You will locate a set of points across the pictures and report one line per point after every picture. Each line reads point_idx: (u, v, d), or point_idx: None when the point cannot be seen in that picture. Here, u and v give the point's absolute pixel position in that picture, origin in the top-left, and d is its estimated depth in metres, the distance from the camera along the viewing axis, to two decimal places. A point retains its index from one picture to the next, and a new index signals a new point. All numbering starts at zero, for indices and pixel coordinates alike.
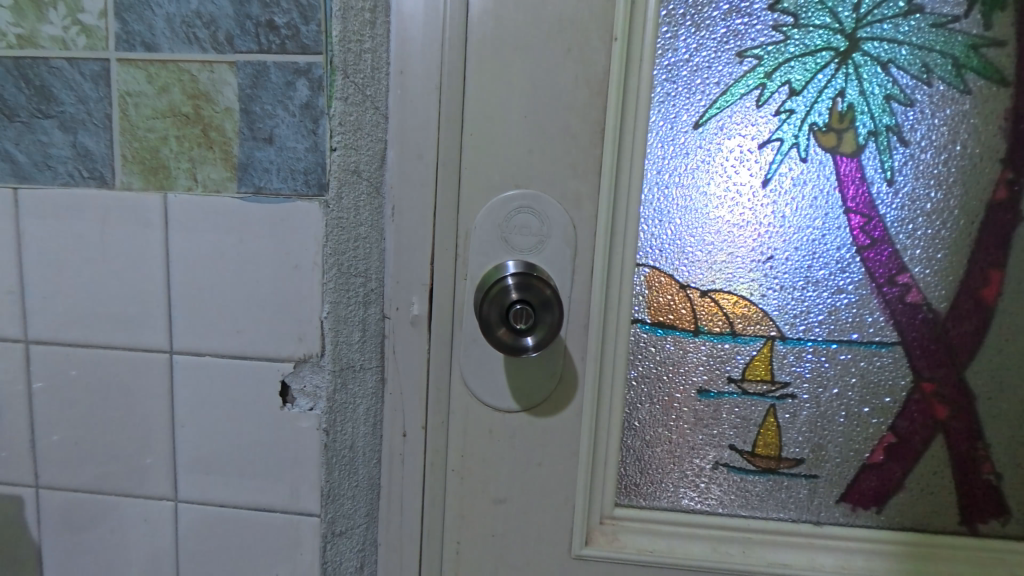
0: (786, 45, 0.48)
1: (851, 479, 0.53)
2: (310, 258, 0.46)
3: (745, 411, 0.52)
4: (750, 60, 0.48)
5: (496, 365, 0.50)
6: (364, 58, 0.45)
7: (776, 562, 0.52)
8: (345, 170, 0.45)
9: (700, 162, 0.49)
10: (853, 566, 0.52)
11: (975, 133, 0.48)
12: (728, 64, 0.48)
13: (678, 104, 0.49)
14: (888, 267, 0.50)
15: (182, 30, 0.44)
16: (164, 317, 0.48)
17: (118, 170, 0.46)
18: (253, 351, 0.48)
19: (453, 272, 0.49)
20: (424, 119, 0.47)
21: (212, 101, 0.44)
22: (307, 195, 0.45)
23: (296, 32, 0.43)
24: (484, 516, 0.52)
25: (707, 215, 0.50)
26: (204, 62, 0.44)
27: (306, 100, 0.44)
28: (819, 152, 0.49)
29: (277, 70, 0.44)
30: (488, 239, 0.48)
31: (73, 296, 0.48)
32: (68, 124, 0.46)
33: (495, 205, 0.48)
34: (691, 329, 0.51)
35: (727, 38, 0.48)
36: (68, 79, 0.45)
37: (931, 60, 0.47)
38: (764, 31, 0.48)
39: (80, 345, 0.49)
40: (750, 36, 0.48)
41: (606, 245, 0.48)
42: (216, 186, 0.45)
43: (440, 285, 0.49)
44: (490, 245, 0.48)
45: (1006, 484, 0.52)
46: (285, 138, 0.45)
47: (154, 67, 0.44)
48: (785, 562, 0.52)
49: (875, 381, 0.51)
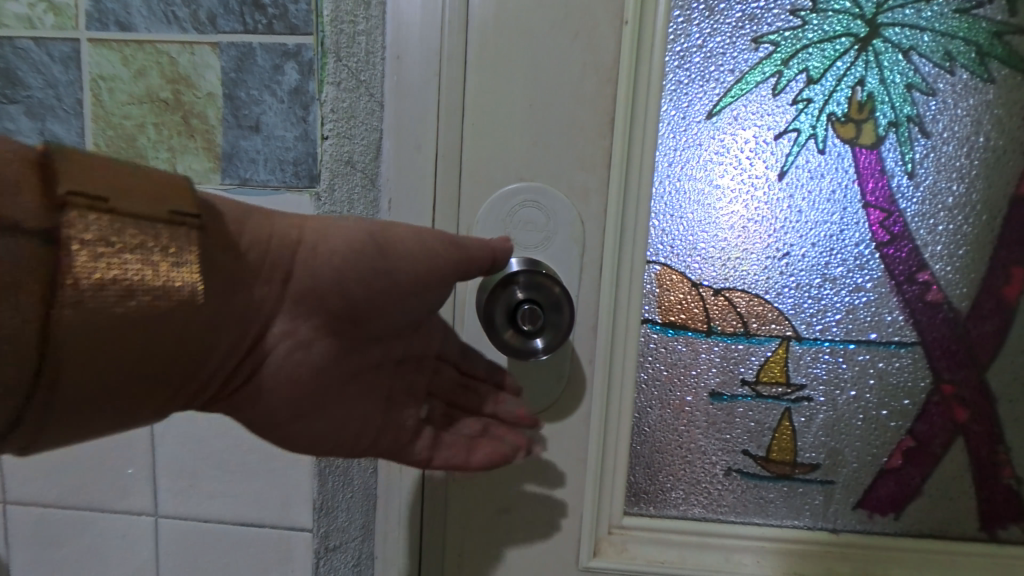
0: (803, 31, 0.46)
1: (868, 485, 0.51)
2: None
3: (759, 415, 0.50)
4: (766, 47, 0.46)
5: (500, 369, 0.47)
6: (358, 40, 0.42)
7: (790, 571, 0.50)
8: (338, 160, 0.43)
9: (713, 154, 0.47)
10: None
11: (999, 124, 0.46)
12: (743, 51, 0.46)
13: (690, 92, 0.46)
14: (907, 265, 0.48)
15: (160, 9, 0.40)
16: None
17: None
18: None
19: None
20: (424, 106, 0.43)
21: (192, 86, 0.41)
22: (296, 187, 0.42)
23: (284, 12, 0.40)
24: (487, 527, 0.50)
25: (721, 210, 0.48)
26: (184, 43, 0.41)
27: (295, 85, 0.41)
28: (837, 144, 0.47)
29: (263, 53, 0.40)
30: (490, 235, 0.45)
31: None
32: (36, 110, 0.42)
33: (498, 199, 0.45)
34: (703, 329, 0.49)
35: (742, 23, 0.46)
36: (35, 62, 0.42)
37: (953, 47, 0.45)
38: (780, 16, 0.46)
39: None
40: (766, 21, 0.46)
41: (615, 241, 0.46)
42: (198, 178, 0.42)
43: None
44: None
45: None
46: (272, 126, 0.41)
47: (129, 49, 0.41)
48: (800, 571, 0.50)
49: (893, 382, 0.49)
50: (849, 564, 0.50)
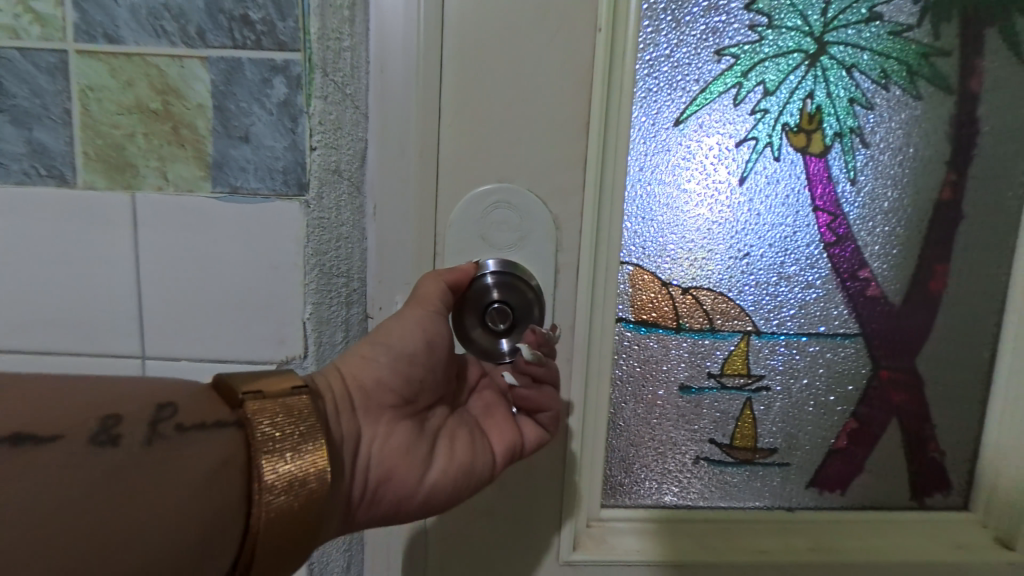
0: (761, 45, 0.51)
1: (819, 464, 0.57)
2: (291, 259, 0.45)
3: (724, 405, 0.55)
4: (728, 59, 0.51)
5: (473, 377, 0.49)
6: (343, 56, 0.44)
7: (754, 549, 0.55)
8: (326, 169, 0.45)
9: (680, 160, 0.52)
10: (825, 549, 0.56)
11: (925, 136, 0.52)
12: (707, 63, 0.51)
13: (659, 100, 0.51)
14: (851, 263, 0.53)
15: (148, 23, 0.42)
16: (135, 321, 0.45)
17: (80, 170, 0.43)
18: (232, 354, 0.46)
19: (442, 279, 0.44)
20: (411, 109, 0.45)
21: (182, 97, 0.43)
22: (286, 195, 0.44)
23: (272, 29, 0.42)
24: (474, 511, 0.53)
25: (688, 212, 0.52)
26: (174, 56, 0.42)
27: (284, 98, 0.43)
28: (790, 152, 0.52)
29: (252, 67, 0.42)
30: (464, 236, 0.48)
31: (30, 298, 0.45)
32: (22, 119, 0.43)
33: (471, 200, 0.47)
34: (673, 326, 0.54)
35: (705, 36, 0.50)
36: (21, 72, 0.42)
37: (889, 66, 0.51)
38: (740, 30, 0.50)
39: (39, 351, 0.46)
40: (727, 35, 0.50)
41: (591, 243, 0.50)
42: (189, 186, 0.44)
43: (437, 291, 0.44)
44: (467, 242, 0.48)
45: (947, 458, 0.57)
46: (262, 136, 0.44)
47: (117, 61, 0.42)
48: (762, 548, 0.56)
49: (841, 370, 0.55)
50: (804, 537, 0.56)
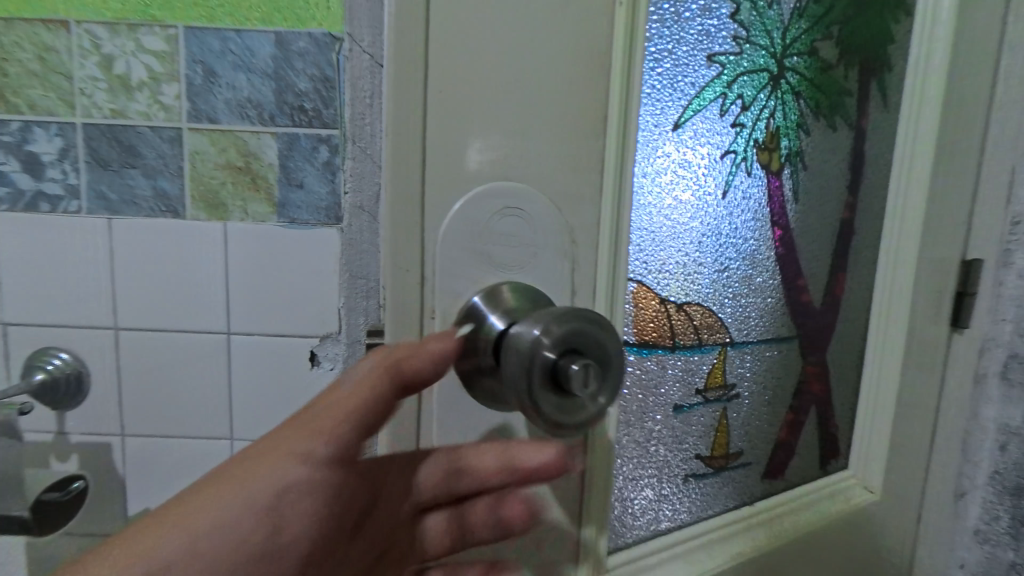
0: (740, 58, 0.47)
1: (770, 455, 0.58)
2: (330, 267, 0.66)
3: (708, 419, 0.52)
4: (716, 66, 0.45)
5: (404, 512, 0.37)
6: (365, 129, 0.63)
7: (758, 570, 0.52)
8: (354, 207, 0.65)
9: (676, 168, 0.45)
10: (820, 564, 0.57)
11: (866, 165, 0.58)
12: (700, 69, 0.44)
13: (660, 100, 0.42)
14: (791, 272, 0.56)
15: (237, 110, 0.63)
16: (224, 307, 0.66)
17: (189, 206, 0.64)
18: (290, 331, 0.66)
19: (420, 328, 0.31)
20: (413, 51, 0.29)
21: (258, 159, 0.64)
22: (327, 224, 0.65)
23: (319, 114, 0.63)
24: None
25: (682, 231, 0.47)
26: (253, 132, 0.63)
27: (326, 159, 0.65)
28: (757, 169, 0.51)
29: (305, 139, 0.64)
30: (459, 253, 0.31)
31: (152, 291, 0.65)
32: (150, 173, 0.64)
33: (479, 198, 0.31)
34: (668, 345, 0.48)
35: (700, 39, 0.44)
36: (150, 141, 0.63)
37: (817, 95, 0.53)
38: (724, 39, 0.46)
39: (156, 328, 0.65)
40: (717, 41, 0.45)
41: (608, 270, 0.35)
42: (261, 218, 0.65)
43: (400, 329, 0.31)
44: (461, 260, 0.31)
45: None
46: (311, 184, 0.65)
47: (215, 135, 0.63)
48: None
49: (784, 363, 0.58)
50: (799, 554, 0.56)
